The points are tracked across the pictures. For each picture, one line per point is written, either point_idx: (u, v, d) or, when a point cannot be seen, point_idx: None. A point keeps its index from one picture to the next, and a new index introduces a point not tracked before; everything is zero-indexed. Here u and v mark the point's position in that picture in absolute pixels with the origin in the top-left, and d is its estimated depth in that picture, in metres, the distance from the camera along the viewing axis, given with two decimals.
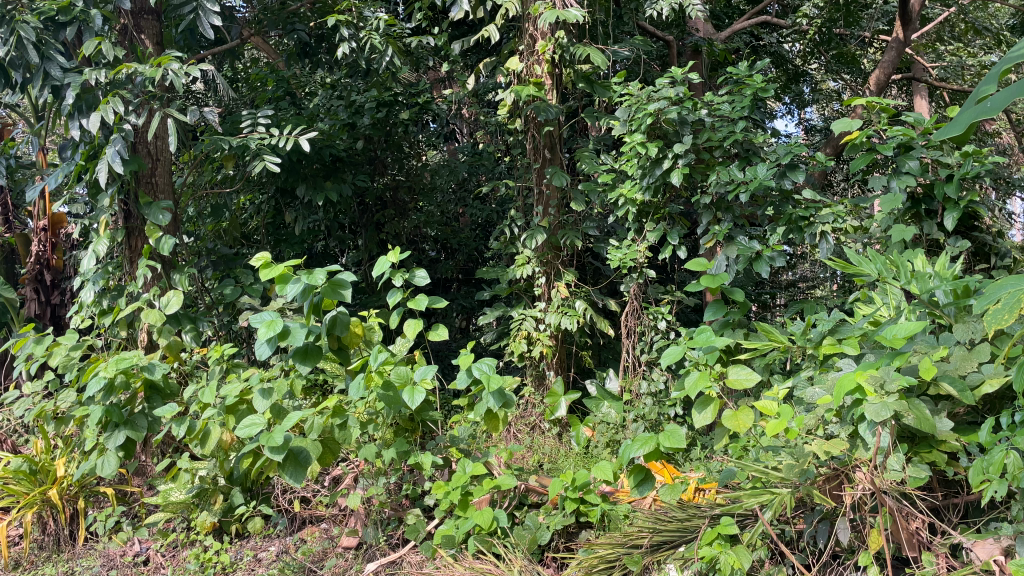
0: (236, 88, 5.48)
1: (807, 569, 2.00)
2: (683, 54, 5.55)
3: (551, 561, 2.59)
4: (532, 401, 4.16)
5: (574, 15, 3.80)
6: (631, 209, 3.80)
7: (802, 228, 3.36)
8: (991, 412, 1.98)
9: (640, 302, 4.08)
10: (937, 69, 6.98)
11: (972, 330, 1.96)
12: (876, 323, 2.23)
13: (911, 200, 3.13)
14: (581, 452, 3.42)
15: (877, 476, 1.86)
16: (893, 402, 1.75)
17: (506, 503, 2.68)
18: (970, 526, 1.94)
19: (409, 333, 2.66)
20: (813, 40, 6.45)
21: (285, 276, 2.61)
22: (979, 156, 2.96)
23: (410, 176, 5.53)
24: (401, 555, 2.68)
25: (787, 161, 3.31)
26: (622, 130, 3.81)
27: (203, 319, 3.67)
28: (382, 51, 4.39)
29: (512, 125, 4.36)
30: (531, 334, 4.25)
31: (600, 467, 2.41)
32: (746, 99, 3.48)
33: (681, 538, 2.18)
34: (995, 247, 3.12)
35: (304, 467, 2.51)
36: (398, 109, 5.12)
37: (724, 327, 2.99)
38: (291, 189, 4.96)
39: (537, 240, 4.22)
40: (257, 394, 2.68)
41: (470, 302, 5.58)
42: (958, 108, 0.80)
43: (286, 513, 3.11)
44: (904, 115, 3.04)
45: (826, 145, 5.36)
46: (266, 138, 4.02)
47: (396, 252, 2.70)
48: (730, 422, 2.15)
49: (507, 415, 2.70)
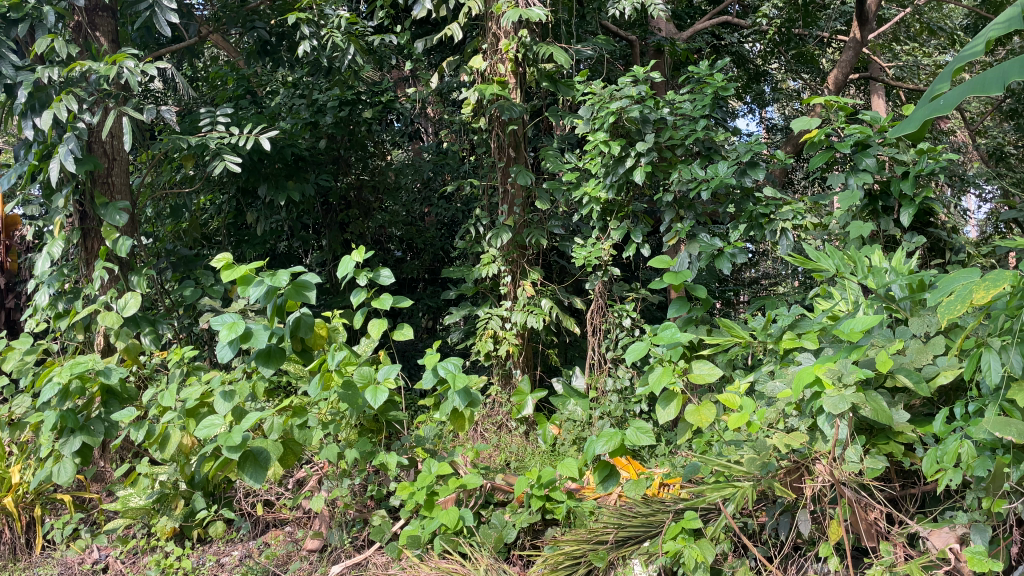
0: (196, 87, 5.40)
1: (768, 561, 2.04)
2: (646, 54, 5.59)
3: (518, 559, 2.60)
4: (498, 400, 4.17)
5: (537, 14, 3.79)
6: (595, 208, 3.82)
7: (763, 225, 3.39)
8: (945, 404, 2.02)
9: (605, 300, 4.10)
10: (893, 68, 7.14)
11: (927, 323, 2.01)
12: (835, 317, 2.26)
13: (869, 197, 3.19)
14: (548, 450, 3.43)
15: (836, 468, 1.88)
16: (851, 395, 1.78)
17: (472, 503, 2.67)
18: (927, 515, 1.98)
19: (374, 333, 2.63)
20: (774, 40, 6.54)
21: (248, 277, 2.55)
22: (934, 154, 3.01)
23: (374, 176, 5.57)
24: (367, 556, 2.66)
25: (748, 159, 3.33)
26: (585, 129, 3.83)
27: (162, 321, 3.62)
28: (344, 49, 4.34)
29: (475, 124, 4.35)
30: (497, 333, 4.25)
31: (565, 464, 2.41)
32: (707, 98, 3.51)
33: (645, 534, 2.20)
34: (950, 243, 3.20)
35: (264, 466, 2.51)
36: (361, 107, 5.14)
37: (688, 323, 3.03)
38: (252, 189, 4.88)
39: (502, 239, 4.22)
40: (217, 397, 2.63)
41: (436, 302, 5.56)
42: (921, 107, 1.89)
43: (249, 517, 3.05)
44: (861, 113, 3.08)
45: (786, 144, 5.45)
46: (225, 137, 3.96)
47: (361, 251, 2.65)
48: (692, 417, 2.17)
49: (473, 414, 2.68)
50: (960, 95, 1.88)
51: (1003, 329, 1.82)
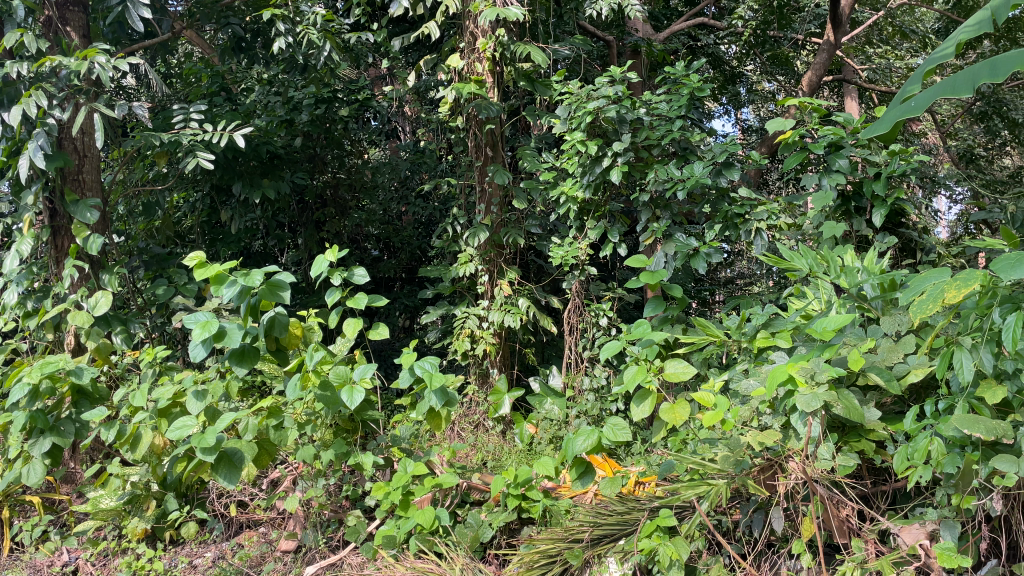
0: (170, 83, 5.35)
1: (742, 558, 2.06)
2: (624, 54, 5.61)
3: (494, 558, 2.61)
4: (475, 399, 4.17)
5: (514, 13, 3.78)
6: (572, 207, 3.83)
7: (738, 224, 3.41)
8: (916, 402, 2.05)
9: (582, 300, 4.12)
10: (866, 71, 7.23)
11: (898, 322, 2.04)
12: (808, 316, 2.28)
13: (842, 197, 3.22)
14: (525, 450, 3.43)
15: (809, 466, 1.90)
16: (823, 393, 1.79)
17: (448, 502, 2.66)
18: (897, 512, 2.00)
19: (349, 332, 2.60)
20: (749, 42, 6.60)
21: (220, 276, 2.52)
22: (906, 155, 3.05)
23: (350, 174, 5.55)
24: (342, 556, 2.64)
25: (723, 160, 3.36)
26: (562, 129, 3.83)
27: (134, 320, 3.57)
28: (320, 46, 4.32)
29: (453, 123, 4.34)
30: (474, 333, 4.24)
31: (542, 463, 2.41)
32: (683, 98, 3.53)
33: (620, 532, 2.21)
34: (921, 243, 3.26)
35: (239, 467, 2.48)
36: (337, 105, 5.11)
37: (663, 322, 3.04)
38: (226, 187, 4.83)
39: (480, 238, 4.22)
40: (189, 397, 2.60)
41: (413, 302, 5.54)
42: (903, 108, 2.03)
43: (222, 518, 3.04)
44: (834, 115, 3.12)
45: (761, 145, 5.51)
46: (199, 134, 3.92)
47: (336, 249, 2.62)
48: (667, 414, 2.18)
49: (449, 414, 2.66)
50: (928, 99, 1.97)
51: (972, 328, 1.85)
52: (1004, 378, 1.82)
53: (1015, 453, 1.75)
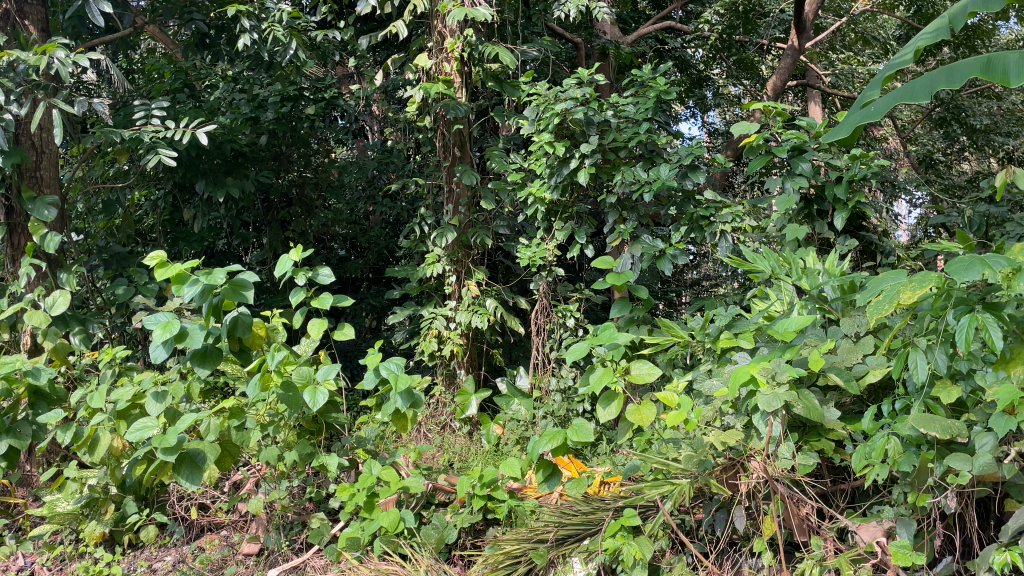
0: (132, 79, 5.26)
1: (705, 556, 2.08)
2: (592, 56, 5.63)
3: (459, 559, 2.60)
4: (442, 400, 4.17)
5: (482, 13, 3.77)
6: (539, 209, 3.84)
7: (703, 226, 3.43)
8: (874, 402, 2.09)
9: (550, 300, 4.13)
10: (829, 76, 7.35)
11: (857, 324, 2.08)
12: (771, 316, 2.31)
13: (805, 200, 3.27)
14: (491, 450, 3.43)
15: (770, 465, 1.92)
16: (784, 393, 1.82)
17: (413, 503, 2.65)
18: (856, 510, 2.03)
19: (314, 333, 2.58)
20: (715, 46, 6.67)
21: (182, 275, 2.47)
22: (866, 159, 3.10)
23: (317, 173, 5.51)
24: (305, 559, 2.62)
25: (688, 162, 3.40)
26: (530, 130, 3.84)
27: (92, 321, 3.51)
28: (286, 44, 4.27)
29: (420, 123, 4.32)
30: (441, 333, 4.23)
31: (508, 463, 2.41)
32: (650, 101, 3.55)
33: (585, 531, 2.22)
34: (880, 246, 3.33)
35: (201, 468, 2.44)
36: (303, 104, 5.07)
37: (629, 324, 3.07)
38: (190, 185, 4.76)
39: (447, 239, 4.21)
40: (149, 398, 2.55)
41: (380, 302, 5.51)
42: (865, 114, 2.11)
43: (183, 521, 2.99)
44: (798, 119, 3.16)
45: (727, 149, 5.57)
46: (160, 131, 3.86)
47: (301, 248, 2.59)
48: (633, 416, 2.19)
49: (415, 415, 2.65)
50: (887, 104, 2.05)
51: (928, 329, 1.89)
52: (958, 378, 1.87)
53: (968, 451, 1.79)
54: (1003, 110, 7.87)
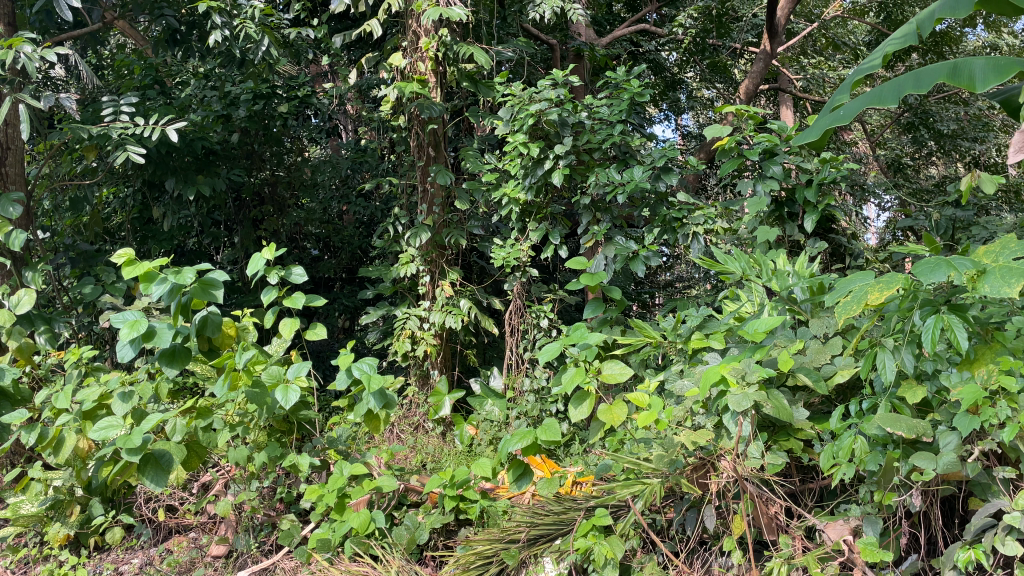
0: (102, 75, 5.18)
1: (675, 556, 2.10)
2: (567, 58, 5.65)
3: (430, 560, 2.60)
4: (416, 400, 4.17)
5: (457, 13, 3.77)
6: (514, 209, 3.83)
7: (675, 228, 3.46)
8: (841, 402, 2.11)
9: (524, 301, 4.13)
10: (800, 80, 7.44)
11: (825, 325, 2.11)
12: (741, 317, 2.33)
13: (775, 203, 3.30)
14: (464, 451, 3.43)
15: (740, 464, 1.94)
16: (753, 393, 1.83)
17: (385, 504, 2.63)
18: (824, 509, 2.05)
19: (285, 332, 2.55)
20: (689, 50, 6.72)
21: (150, 274, 2.43)
22: (836, 162, 3.11)
23: (290, 172, 5.48)
24: (275, 561, 2.59)
25: (662, 164, 3.43)
26: (504, 130, 3.84)
27: (58, 320, 3.45)
28: (258, 40, 4.23)
29: (395, 122, 4.31)
30: (415, 333, 4.22)
31: (479, 463, 2.41)
32: (624, 103, 3.57)
33: (557, 531, 2.22)
34: (850, 248, 3.37)
35: (167, 470, 2.40)
36: (276, 101, 5.02)
37: (603, 324, 3.09)
38: (160, 182, 4.71)
39: (421, 239, 4.19)
40: (115, 398, 2.51)
41: (353, 302, 5.48)
42: (834, 118, 2.22)
43: (150, 523, 2.95)
44: (769, 123, 3.19)
45: (700, 151, 5.63)
46: (129, 127, 3.80)
47: (273, 247, 2.56)
48: (605, 415, 2.20)
49: (388, 415, 2.63)
50: (856, 109, 2.16)
51: (895, 329, 1.91)
52: (924, 378, 1.89)
53: (933, 450, 1.81)
54: (970, 116, 8.00)
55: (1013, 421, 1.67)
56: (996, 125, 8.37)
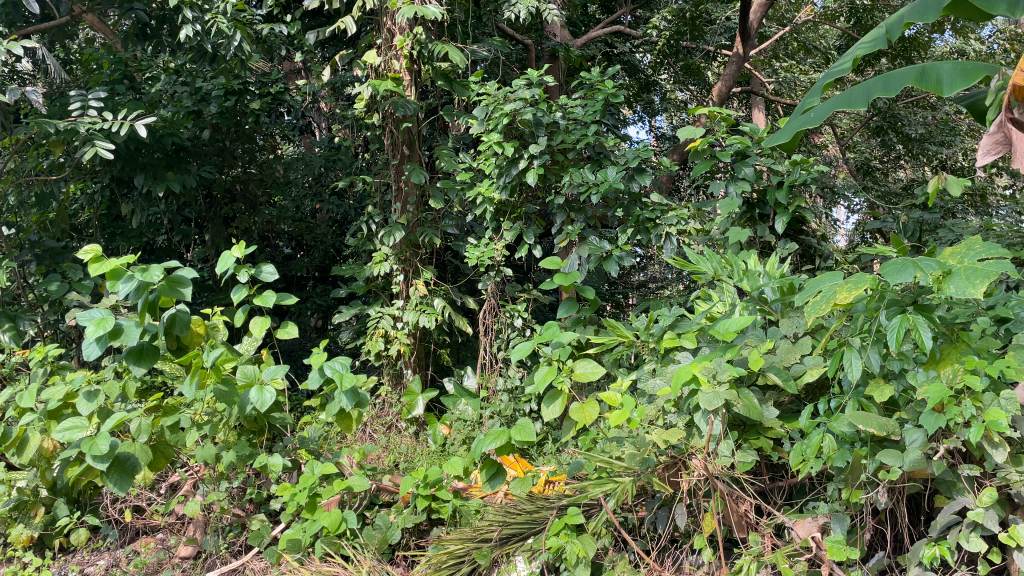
0: (70, 69, 5.09)
1: (646, 554, 2.12)
2: (541, 58, 5.66)
3: (402, 559, 2.59)
4: (388, 400, 4.15)
5: (432, 11, 3.75)
6: (488, 208, 3.83)
7: (648, 228, 3.47)
8: (810, 401, 2.14)
9: (498, 300, 4.12)
10: (772, 83, 7.53)
11: (795, 324, 2.13)
12: (713, 317, 2.35)
13: (747, 204, 3.32)
14: (437, 451, 3.42)
15: (710, 462, 1.95)
16: (724, 391, 1.85)
17: (356, 504, 2.62)
18: (793, 506, 2.07)
19: (256, 331, 2.52)
20: (663, 52, 6.76)
21: (117, 271, 2.38)
22: (806, 165, 3.14)
23: (261, 169, 5.42)
24: (244, 561, 2.56)
25: (635, 165, 3.46)
26: (479, 130, 3.83)
27: (23, 317, 3.39)
28: (230, 36, 4.18)
29: (368, 120, 4.28)
30: (388, 333, 4.20)
31: (451, 463, 2.40)
32: (599, 103, 3.58)
33: (530, 530, 2.22)
34: (819, 250, 3.42)
35: (131, 474, 2.36)
36: (248, 98, 4.97)
37: (577, 324, 3.09)
38: (128, 179, 4.64)
39: (395, 238, 4.17)
40: (81, 398, 2.46)
41: (326, 301, 5.44)
42: (804, 120, 2.28)
43: (116, 524, 2.91)
44: (741, 124, 3.21)
45: (673, 152, 5.67)
46: (97, 122, 3.75)
47: (243, 245, 2.52)
48: (577, 414, 2.20)
49: (360, 414, 2.61)
50: (827, 112, 2.22)
51: (863, 329, 1.94)
52: (890, 377, 1.92)
53: (899, 448, 1.84)
54: (938, 120, 8.13)
55: (978, 419, 1.69)
56: (962, 129, 8.51)
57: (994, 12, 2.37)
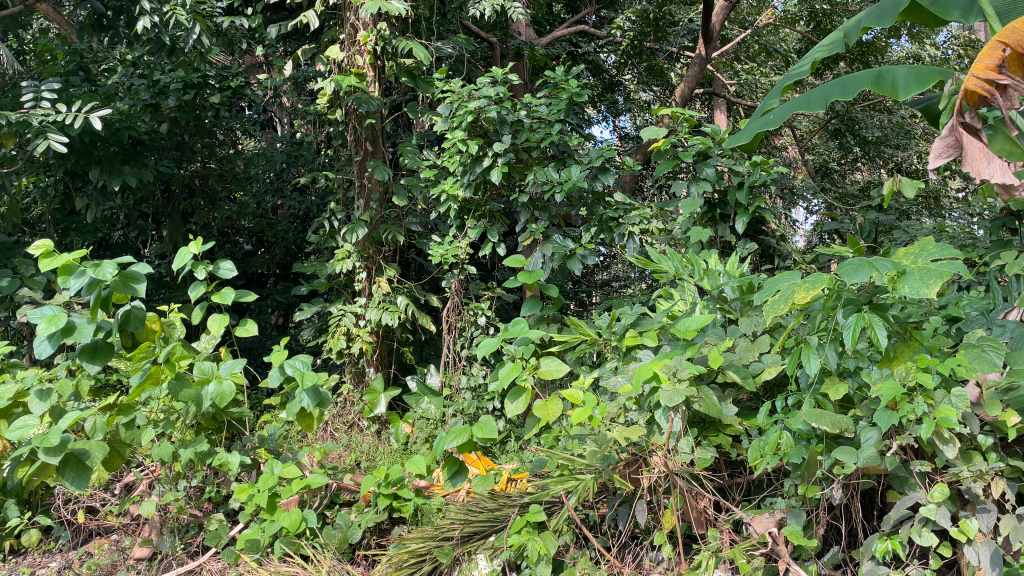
0: (23, 59, 4.96)
1: (607, 550, 2.13)
2: (506, 57, 5.66)
3: (362, 559, 2.57)
4: (350, 399, 4.12)
5: (396, 7, 3.73)
6: (452, 206, 3.82)
7: (612, 228, 3.48)
8: (768, 398, 2.17)
9: (461, 299, 4.10)
10: (734, 85, 7.63)
11: (754, 323, 2.16)
12: (674, 316, 2.37)
13: (708, 204, 3.36)
14: (399, 449, 3.41)
15: (670, 459, 1.97)
16: (684, 389, 1.87)
17: (316, 503, 2.59)
18: (751, 502, 2.10)
19: (214, 328, 2.48)
20: (626, 52, 6.81)
21: (69, 266, 2.33)
22: (766, 166, 3.20)
23: (221, 164, 5.33)
24: (201, 563, 2.52)
25: (599, 164, 3.46)
26: (443, 127, 3.82)
27: None
28: (189, 28, 4.09)
29: (331, 115, 4.24)
30: (350, 330, 4.18)
31: (413, 462, 2.38)
32: (563, 103, 3.59)
33: (491, 528, 2.22)
34: (778, 250, 3.47)
35: (87, 470, 2.32)
36: (207, 91, 4.88)
37: (540, 322, 3.09)
38: (83, 172, 4.54)
39: (358, 235, 4.13)
40: (32, 396, 2.40)
41: (287, 298, 5.39)
42: (765, 120, 2.33)
43: (69, 525, 2.84)
44: (703, 125, 3.24)
45: (636, 153, 5.72)
46: (50, 114, 3.65)
47: (201, 241, 2.48)
48: (540, 411, 2.21)
49: (321, 413, 2.58)
50: (786, 113, 2.27)
51: (820, 328, 1.98)
52: (845, 375, 1.96)
53: (854, 445, 1.87)
54: (895, 123, 8.24)
55: (930, 417, 1.73)
56: (917, 132, 8.69)
57: (948, 17, 2.43)
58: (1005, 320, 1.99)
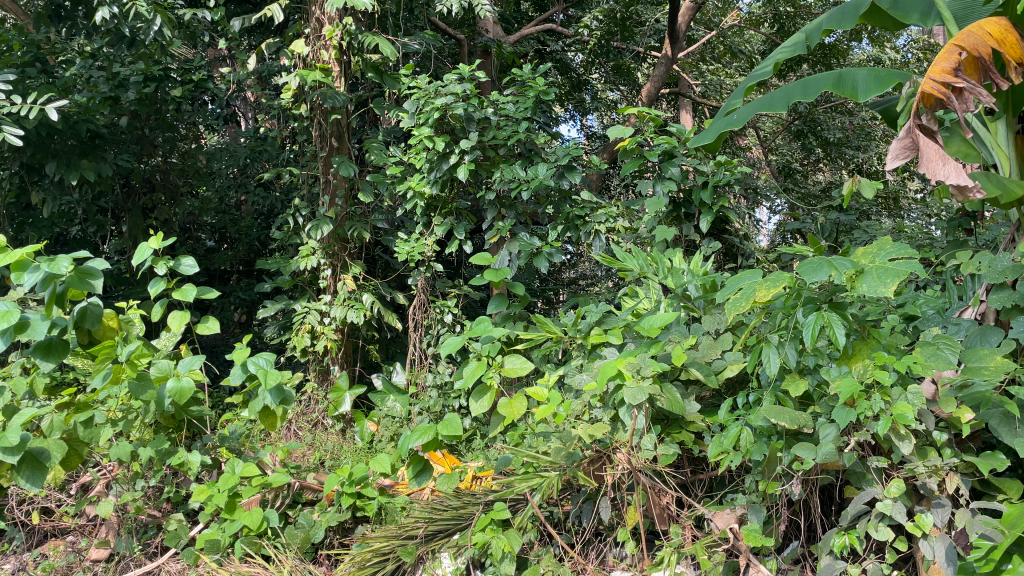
0: None
1: (571, 547, 2.14)
2: (474, 54, 5.63)
3: (325, 559, 2.55)
4: (314, 397, 4.08)
5: (362, 2, 3.69)
6: (418, 203, 3.79)
7: (578, 226, 3.48)
8: (730, 395, 2.19)
9: (428, 296, 4.08)
10: (698, 86, 7.71)
11: (716, 321, 2.19)
12: (638, 314, 2.38)
13: (673, 204, 3.38)
14: (364, 447, 3.39)
15: (633, 456, 1.98)
16: (648, 386, 1.88)
17: (278, 503, 2.57)
18: (712, 499, 2.13)
19: (175, 325, 2.44)
20: (594, 51, 6.84)
21: (23, 262, 2.27)
22: (730, 166, 3.23)
23: (183, 159, 5.24)
24: (159, 564, 2.48)
25: (565, 162, 3.46)
26: (409, 123, 3.80)
27: None
28: (150, 19, 3.98)
29: (296, 111, 4.20)
30: (315, 328, 4.15)
31: (377, 460, 2.36)
32: (530, 100, 3.59)
33: (455, 526, 2.22)
34: (742, 249, 3.51)
35: (44, 469, 2.25)
36: (168, 84, 4.80)
37: (506, 319, 3.08)
38: (39, 165, 4.43)
39: (323, 231, 4.09)
40: None
41: (250, 295, 5.33)
42: (727, 121, 2.35)
43: (23, 526, 2.78)
44: (669, 124, 3.26)
45: (603, 152, 5.74)
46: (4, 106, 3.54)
47: (161, 236, 2.43)
48: (504, 409, 2.21)
49: (284, 411, 2.55)
50: (748, 114, 2.30)
51: (781, 326, 2.00)
52: (805, 372, 1.99)
53: (813, 441, 1.90)
54: (855, 124, 8.38)
55: (886, 413, 1.76)
56: (878, 134, 8.82)
57: (908, 21, 2.47)
58: (959, 320, 2.04)
